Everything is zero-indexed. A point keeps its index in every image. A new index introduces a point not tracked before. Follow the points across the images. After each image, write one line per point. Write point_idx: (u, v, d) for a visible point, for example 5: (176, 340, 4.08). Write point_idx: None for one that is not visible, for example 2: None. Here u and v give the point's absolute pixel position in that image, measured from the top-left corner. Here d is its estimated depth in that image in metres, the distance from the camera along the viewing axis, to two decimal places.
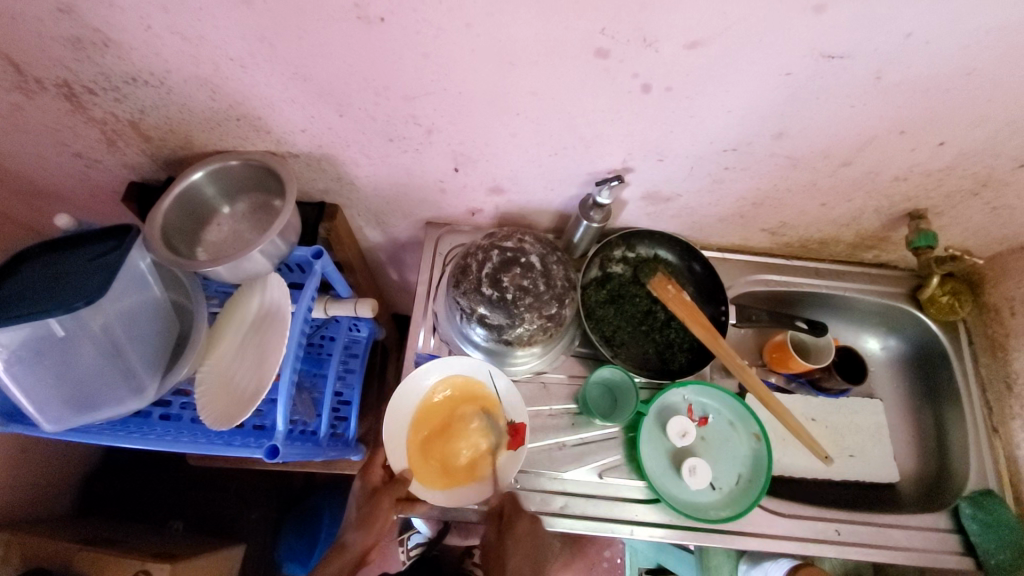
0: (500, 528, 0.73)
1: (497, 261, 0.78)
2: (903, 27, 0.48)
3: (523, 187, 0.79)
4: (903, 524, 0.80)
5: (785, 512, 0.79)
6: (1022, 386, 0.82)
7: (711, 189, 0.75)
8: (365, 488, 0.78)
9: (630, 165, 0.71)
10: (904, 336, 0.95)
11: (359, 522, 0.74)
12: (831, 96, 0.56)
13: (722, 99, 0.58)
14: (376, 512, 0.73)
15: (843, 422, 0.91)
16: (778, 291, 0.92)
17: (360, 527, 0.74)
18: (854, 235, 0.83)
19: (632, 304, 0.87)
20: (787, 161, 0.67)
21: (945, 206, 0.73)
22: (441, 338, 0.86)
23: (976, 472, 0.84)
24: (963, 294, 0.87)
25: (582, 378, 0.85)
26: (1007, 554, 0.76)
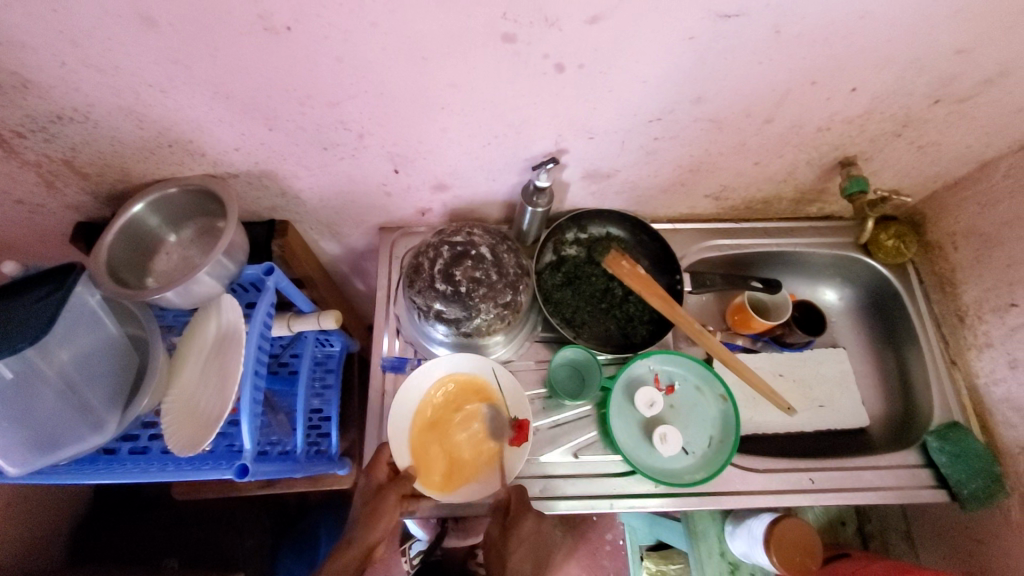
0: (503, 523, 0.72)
1: (448, 257, 0.79)
2: None
3: (466, 180, 0.80)
4: (875, 465, 0.82)
5: (759, 468, 0.81)
6: (973, 317, 0.84)
7: (647, 160, 0.76)
8: (373, 489, 0.72)
9: (564, 145, 0.72)
10: (859, 284, 0.97)
11: (365, 521, 0.69)
12: (739, 54, 0.58)
13: (634, 70, 0.59)
14: (385, 509, 0.69)
15: (809, 374, 0.93)
16: (732, 255, 0.94)
17: (367, 525, 0.69)
18: (795, 190, 0.85)
19: (589, 284, 0.88)
20: (712, 125, 0.69)
21: (872, 150, 0.75)
22: (405, 339, 0.87)
23: (939, 406, 0.86)
24: (907, 236, 0.90)
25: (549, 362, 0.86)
26: (979, 482, 0.78)
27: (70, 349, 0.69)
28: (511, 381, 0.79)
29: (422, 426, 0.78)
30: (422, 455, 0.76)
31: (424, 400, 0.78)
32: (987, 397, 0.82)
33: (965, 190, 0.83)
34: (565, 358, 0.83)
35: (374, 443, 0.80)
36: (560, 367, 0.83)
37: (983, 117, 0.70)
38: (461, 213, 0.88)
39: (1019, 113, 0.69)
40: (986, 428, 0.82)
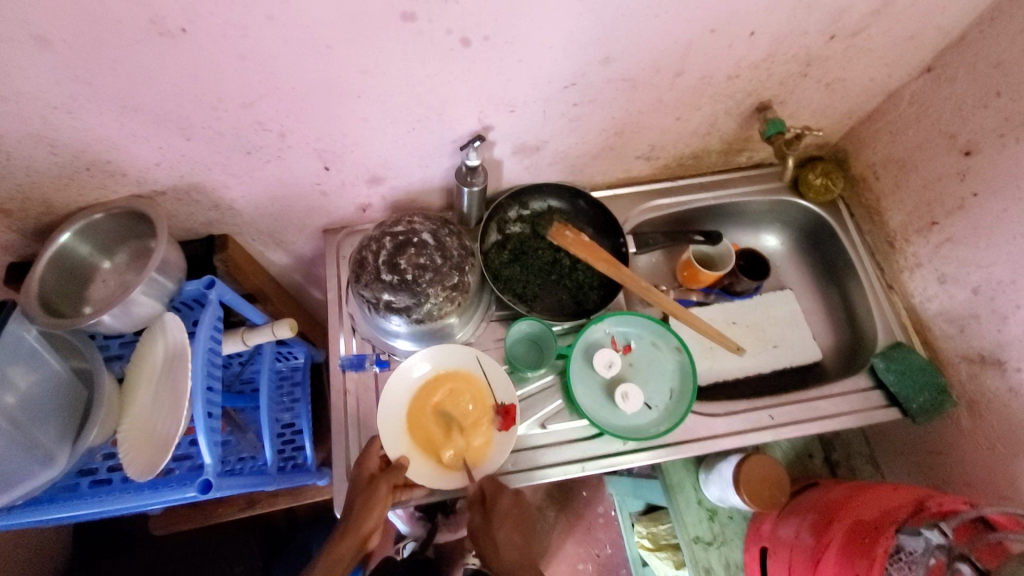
0: (483, 509, 0.74)
1: (391, 247, 0.79)
2: None
3: (400, 170, 0.80)
4: (828, 394, 0.86)
5: (722, 412, 0.84)
6: (901, 241, 0.88)
7: (572, 128, 0.78)
8: (365, 482, 0.71)
9: (488, 122, 0.73)
10: (797, 225, 1.01)
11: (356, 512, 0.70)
12: (634, 9, 0.59)
13: (538, 36, 0.60)
14: (373, 503, 0.69)
15: (760, 318, 0.96)
16: (673, 213, 0.97)
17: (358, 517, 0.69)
18: (721, 141, 0.88)
19: (537, 258, 0.90)
20: (626, 84, 0.70)
21: (784, 93, 0.78)
22: (361, 336, 0.87)
23: (883, 330, 0.89)
24: (833, 172, 0.94)
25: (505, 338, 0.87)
26: (926, 395, 0.82)
27: (16, 392, 0.68)
28: (496, 368, 0.79)
29: (420, 396, 0.78)
30: (410, 426, 0.76)
31: (431, 375, 0.79)
32: (924, 315, 0.86)
33: (877, 121, 0.87)
34: (520, 333, 0.85)
35: (343, 443, 0.81)
36: (517, 345, 0.85)
37: (879, 47, 0.73)
38: (399, 204, 0.88)
39: (911, 40, 0.73)
40: (926, 344, 0.86)
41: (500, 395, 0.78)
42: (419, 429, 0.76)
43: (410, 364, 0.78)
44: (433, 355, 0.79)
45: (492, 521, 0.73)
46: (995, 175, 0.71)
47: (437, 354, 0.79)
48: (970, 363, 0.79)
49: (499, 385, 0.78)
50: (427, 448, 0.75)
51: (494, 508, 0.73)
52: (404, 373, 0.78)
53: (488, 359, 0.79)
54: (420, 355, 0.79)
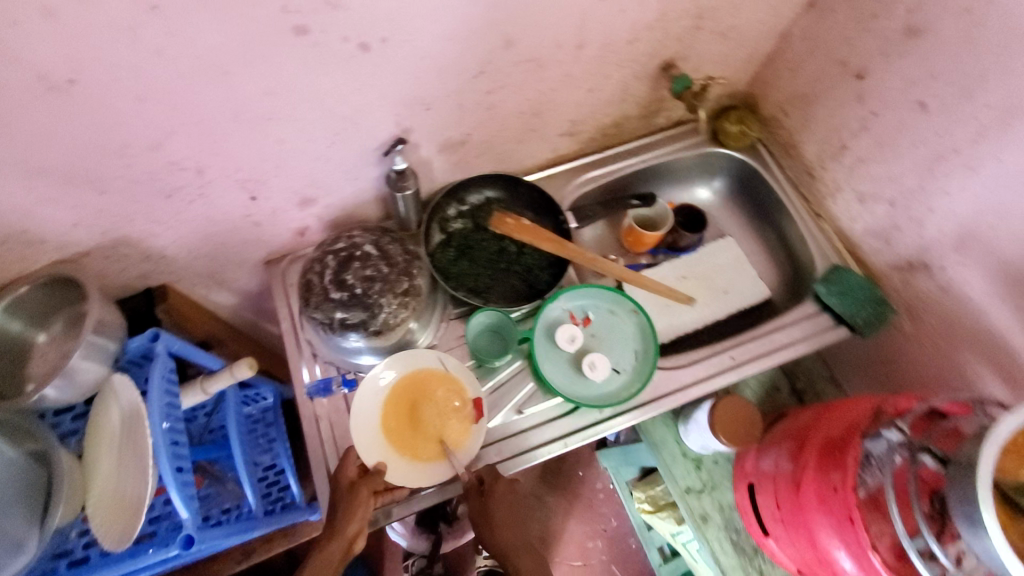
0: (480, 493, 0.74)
1: (335, 265, 0.79)
2: None
3: (329, 187, 0.80)
4: (781, 325, 0.90)
5: (686, 362, 0.87)
6: (820, 170, 0.92)
7: (490, 116, 0.79)
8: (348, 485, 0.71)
9: (406, 124, 0.73)
10: (724, 174, 1.05)
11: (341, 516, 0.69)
12: None
13: (436, 29, 0.61)
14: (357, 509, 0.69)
15: (708, 267, 1.00)
16: (606, 183, 0.99)
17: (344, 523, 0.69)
18: (636, 105, 0.91)
19: (484, 250, 0.91)
20: (532, 64, 0.72)
21: (684, 49, 0.82)
22: (323, 361, 0.85)
23: (819, 257, 0.94)
24: (748, 118, 0.98)
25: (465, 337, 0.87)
26: (868, 309, 0.86)
27: None
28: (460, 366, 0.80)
29: (393, 397, 0.78)
30: (383, 427, 0.76)
31: (404, 376, 0.79)
32: (852, 236, 0.91)
33: (776, 62, 0.91)
34: (479, 326, 0.86)
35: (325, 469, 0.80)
36: (479, 337, 0.86)
37: None
38: (336, 222, 0.87)
39: None
40: (860, 261, 0.91)
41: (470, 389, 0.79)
42: (392, 430, 0.76)
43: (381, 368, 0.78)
44: (404, 359, 0.79)
45: (490, 501, 0.73)
46: (888, 92, 0.76)
47: (408, 357, 0.79)
48: (901, 271, 0.84)
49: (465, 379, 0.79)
50: (402, 451, 0.75)
51: (491, 491, 0.74)
52: (376, 376, 0.78)
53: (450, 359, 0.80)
54: (391, 359, 0.79)
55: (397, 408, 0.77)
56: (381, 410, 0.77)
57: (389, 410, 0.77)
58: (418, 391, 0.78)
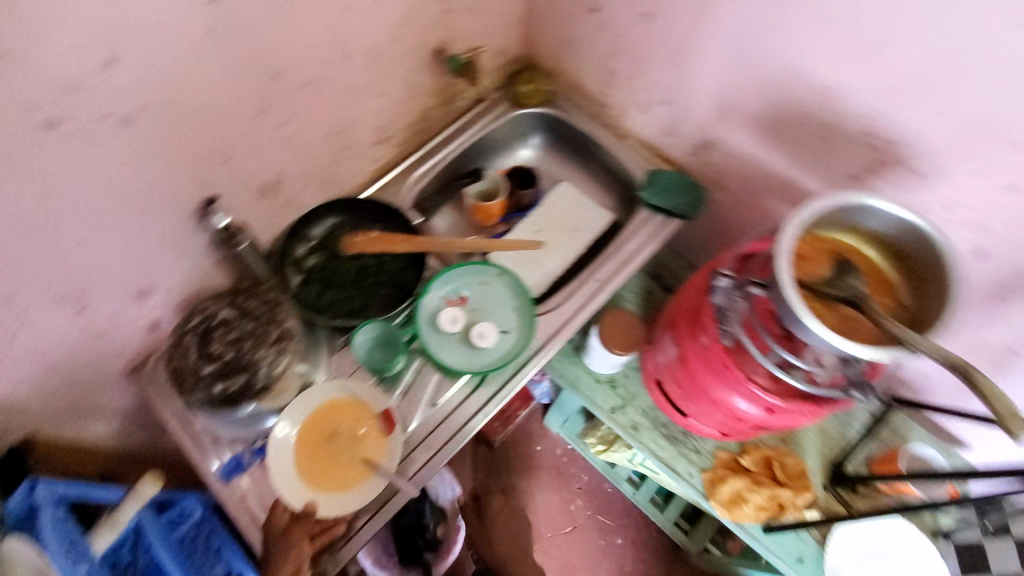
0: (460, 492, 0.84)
1: (198, 342, 0.77)
2: None
3: (161, 270, 0.77)
4: (627, 237, 1.01)
5: (561, 301, 0.95)
6: (607, 97, 1.04)
7: (294, 148, 0.81)
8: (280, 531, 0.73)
9: (211, 181, 0.73)
10: (537, 130, 1.15)
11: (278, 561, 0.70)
12: (263, 20, 0.64)
13: (194, 81, 0.62)
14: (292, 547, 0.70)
15: (555, 213, 1.09)
16: (436, 174, 1.05)
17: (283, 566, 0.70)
18: (431, 95, 0.97)
19: (346, 274, 0.92)
20: (310, 86, 0.75)
21: (448, 32, 0.89)
22: (226, 442, 0.83)
23: (637, 169, 1.06)
24: (535, 77, 1.09)
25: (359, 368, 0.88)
26: (685, 198, 0.99)
27: None
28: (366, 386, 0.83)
29: (305, 437, 0.79)
30: (300, 468, 0.78)
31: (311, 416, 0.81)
32: (653, 141, 1.03)
33: (534, 19, 1.01)
34: (365, 342, 0.88)
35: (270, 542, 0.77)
36: (372, 351, 0.88)
37: None
38: (186, 303, 0.85)
39: None
40: (668, 160, 1.04)
41: (377, 405, 0.82)
42: (310, 468, 0.78)
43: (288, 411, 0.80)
44: (308, 398, 0.81)
45: None
46: (624, 13, 0.88)
47: (311, 396, 0.81)
48: (698, 154, 0.97)
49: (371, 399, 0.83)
50: (326, 485, 0.77)
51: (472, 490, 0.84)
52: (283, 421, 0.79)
53: (354, 383, 0.83)
54: (296, 402, 0.81)
55: (311, 447, 0.79)
56: (297, 453, 0.79)
57: (303, 450, 0.79)
58: (328, 426, 0.80)
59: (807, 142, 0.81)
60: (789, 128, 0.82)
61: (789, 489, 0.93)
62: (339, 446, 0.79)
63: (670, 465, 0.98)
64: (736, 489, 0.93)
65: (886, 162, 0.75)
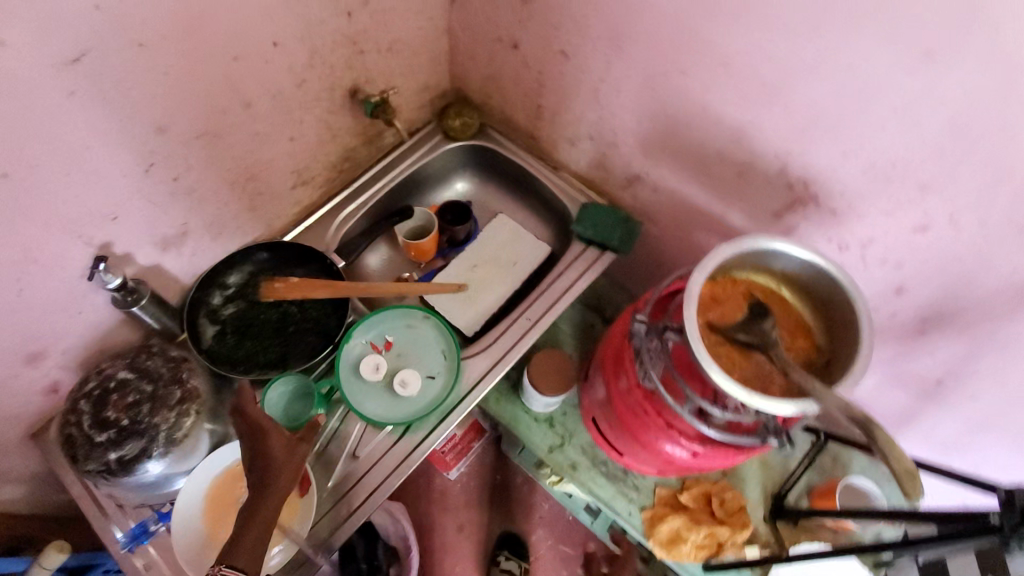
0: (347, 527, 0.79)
1: (91, 407, 0.73)
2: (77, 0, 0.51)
3: (53, 334, 0.73)
4: (560, 273, 0.99)
5: (490, 342, 0.92)
6: (536, 131, 1.02)
7: (197, 199, 0.78)
8: (243, 454, 0.65)
9: (99, 240, 0.70)
10: (471, 163, 1.12)
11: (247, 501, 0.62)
12: (137, 78, 0.60)
13: (61, 144, 0.58)
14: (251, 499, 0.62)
15: (490, 247, 1.06)
16: (365, 212, 1.02)
17: (232, 544, 0.58)
18: (351, 135, 0.94)
19: (264, 322, 0.89)
20: (205, 138, 0.72)
21: (361, 73, 0.86)
22: (132, 509, 0.79)
23: (570, 202, 1.04)
24: (465, 109, 1.07)
25: None
26: (618, 230, 0.97)
27: None
28: None
29: (215, 499, 0.77)
30: (209, 531, 0.76)
31: (221, 477, 0.78)
32: (584, 174, 1.02)
33: (458, 54, 1.00)
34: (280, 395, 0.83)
35: None
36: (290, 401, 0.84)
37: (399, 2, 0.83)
38: (89, 363, 0.81)
39: None
40: (600, 192, 1.02)
41: None
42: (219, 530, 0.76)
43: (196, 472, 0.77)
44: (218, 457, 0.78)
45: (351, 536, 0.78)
46: (542, 51, 0.86)
47: (221, 455, 0.79)
48: (628, 188, 0.96)
49: None
50: None
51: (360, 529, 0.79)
52: (191, 482, 0.77)
53: None
54: (205, 462, 0.78)
55: (220, 508, 0.77)
56: (205, 515, 0.76)
57: (212, 512, 0.77)
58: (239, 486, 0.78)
59: (727, 180, 0.80)
60: (708, 166, 0.81)
61: (727, 526, 0.91)
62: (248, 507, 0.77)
63: (610, 506, 0.95)
64: (672, 529, 0.91)
65: (802, 201, 0.74)
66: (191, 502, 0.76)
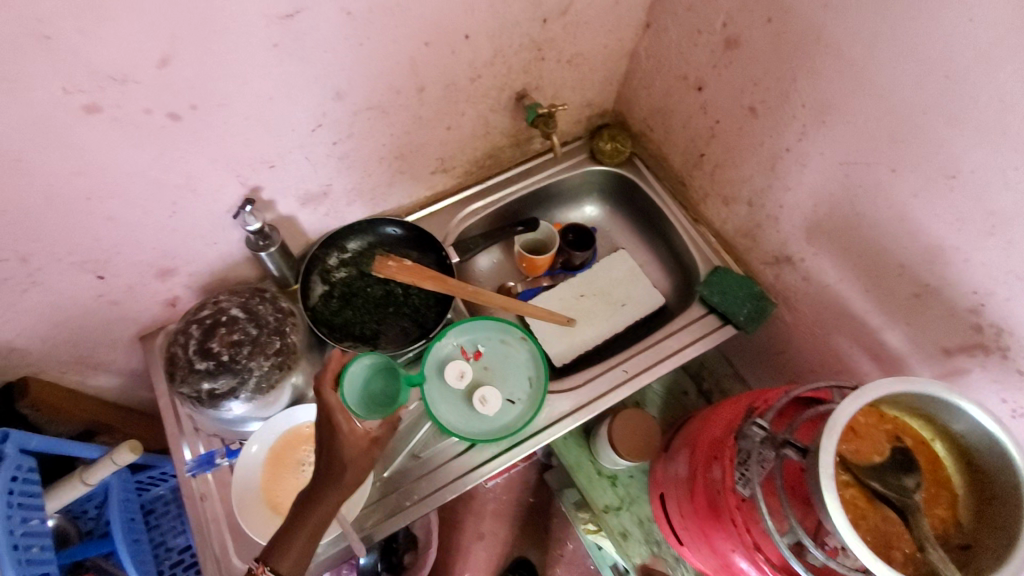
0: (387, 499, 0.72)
1: (200, 334, 0.76)
2: None
3: (187, 254, 0.77)
4: (670, 332, 0.92)
5: (579, 383, 0.87)
6: (689, 178, 0.95)
7: (346, 165, 0.79)
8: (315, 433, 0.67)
9: (252, 182, 0.72)
10: (608, 190, 1.07)
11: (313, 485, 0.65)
12: (334, 44, 0.61)
13: (250, 90, 0.60)
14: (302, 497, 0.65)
15: (603, 282, 1.01)
16: (490, 212, 1.00)
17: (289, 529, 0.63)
18: (503, 135, 0.92)
19: (368, 296, 0.89)
20: (373, 111, 0.72)
21: (533, 79, 0.84)
22: (205, 434, 0.82)
23: (702, 261, 0.96)
24: (619, 136, 1.02)
25: None
26: (749, 305, 0.88)
27: None
28: None
29: (277, 458, 0.79)
30: (264, 488, 0.77)
31: (288, 437, 0.80)
32: (726, 236, 0.94)
33: (632, 81, 0.94)
34: (362, 372, 0.78)
35: (222, 559, 0.75)
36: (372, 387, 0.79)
37: (595, 18, 0.79)
38: (208, 287, 0.85)
39: (618, 5, 0.79)
40: (737, 260, 0.94)
41: None
42: (274, 490, 0.77)
43: (267, 428, 0.79)
44: (290, 417, 0.80)
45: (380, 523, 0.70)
46: (728, 102, 0.79)
47: (292, 415, 0.80)
48: (773, 267, 0.87)
49: None
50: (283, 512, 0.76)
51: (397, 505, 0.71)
52: (259, 436, 0.79)
53: None
54: (278, 418, 0.80)
55: (279, 468, 0.78)
56: (264, 472, 0.78)
57: (272, 471, 0.78)
58: (301, 451, 0.79)
59: (900, 298, 0.69)
60: (881, 276, 0.71)
61: None
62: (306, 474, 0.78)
63: None
64: None
65: (990, 351, 0.63)
66: (257, 453, 0.79)
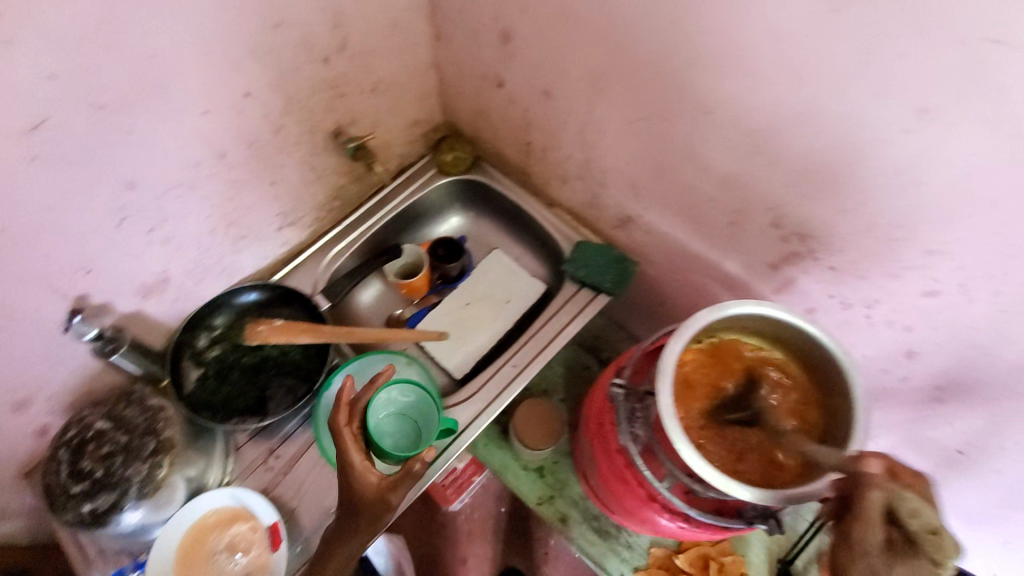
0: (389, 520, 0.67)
1: (67, 456, 0.75)
2: (30, 74, 0.52)
3: (35, 381, 0.74)
4: (550, 316, 0.94)
5: (474, 390, 0.89)
6: (528, 166, 0.98)
7: (175, 247, 0.78)
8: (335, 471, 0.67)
9: (76, 292, 0.70)
10: (467, 197, 1.09)
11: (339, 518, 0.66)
12: (99, 139, 0.61)
13: (25, 206, 0.59)
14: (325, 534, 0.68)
15: (484, 285, 1.03)
16: (355, 249, 1.01)
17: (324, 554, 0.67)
18: (337, 174, 0.93)
19: (246, 366, 0.88)
20: (177, 189, 0.72)
21: (342, 114, 0.85)
22: (111, 555, 0.79)
23: (563, 239, 0.99)
24: (458, 144, 1.04)
25: (260, 467, 0.85)
26: (612, 270, 0.92)
27: None
28: (254, 495, 0.80)
29: (186, 554, 0.77)
30: None
31: (193, 530, 0.78)
32: (577, 211, 0.97)
33: (447, 90, 0.97)
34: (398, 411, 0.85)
35: None
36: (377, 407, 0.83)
37: (378, 44, 0.81)
38: (76, 405, 0.82)
39: (396, 26, 0.81)
40: (594, 230, 0.97)
41: (263, 518, 0.79)
42: None
43: (169, 527, 0.77)
44: (191, 509, 0.78)
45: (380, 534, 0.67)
46: (525, 89, 0.82)
47: (193, 507, 0.78)
48: (621, 228, 0.91)
49: (258, 509, 0.79)
50: None
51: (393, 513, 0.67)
52: (161, 538, 0.77)
53: (242, 489, 0.80)
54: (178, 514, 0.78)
55: (191, 564, 0.76)
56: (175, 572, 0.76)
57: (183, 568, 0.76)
58: (209, 541, 0.77)
59: (721, 228, 0.73)
60: (698, 214, 0.75)
61: None
62: (220, 562, 0.77)
63: (601, 564, 0.88)
64: None
65: (798, 254, 0.67)
66: (163, 556, 0.76)
